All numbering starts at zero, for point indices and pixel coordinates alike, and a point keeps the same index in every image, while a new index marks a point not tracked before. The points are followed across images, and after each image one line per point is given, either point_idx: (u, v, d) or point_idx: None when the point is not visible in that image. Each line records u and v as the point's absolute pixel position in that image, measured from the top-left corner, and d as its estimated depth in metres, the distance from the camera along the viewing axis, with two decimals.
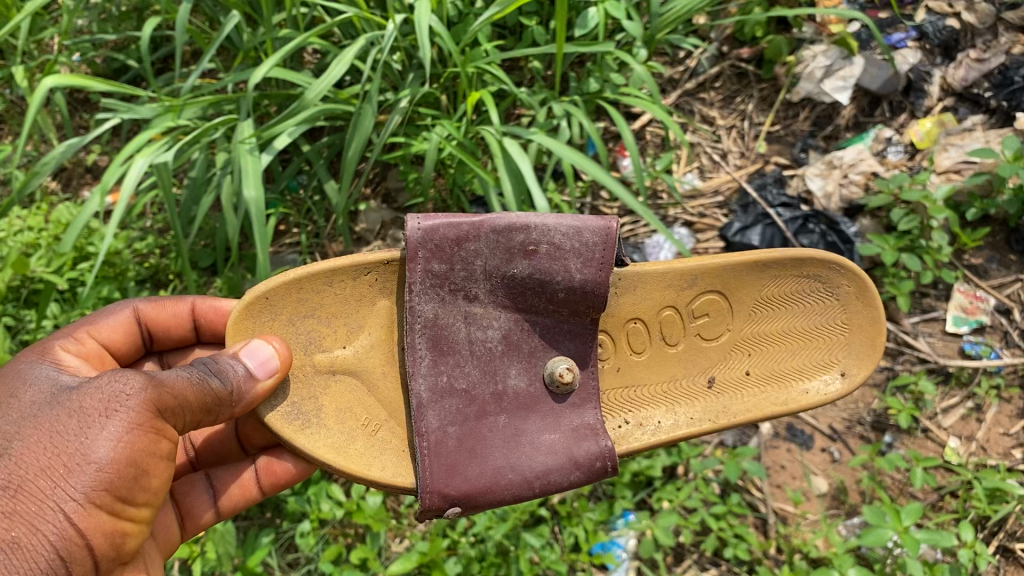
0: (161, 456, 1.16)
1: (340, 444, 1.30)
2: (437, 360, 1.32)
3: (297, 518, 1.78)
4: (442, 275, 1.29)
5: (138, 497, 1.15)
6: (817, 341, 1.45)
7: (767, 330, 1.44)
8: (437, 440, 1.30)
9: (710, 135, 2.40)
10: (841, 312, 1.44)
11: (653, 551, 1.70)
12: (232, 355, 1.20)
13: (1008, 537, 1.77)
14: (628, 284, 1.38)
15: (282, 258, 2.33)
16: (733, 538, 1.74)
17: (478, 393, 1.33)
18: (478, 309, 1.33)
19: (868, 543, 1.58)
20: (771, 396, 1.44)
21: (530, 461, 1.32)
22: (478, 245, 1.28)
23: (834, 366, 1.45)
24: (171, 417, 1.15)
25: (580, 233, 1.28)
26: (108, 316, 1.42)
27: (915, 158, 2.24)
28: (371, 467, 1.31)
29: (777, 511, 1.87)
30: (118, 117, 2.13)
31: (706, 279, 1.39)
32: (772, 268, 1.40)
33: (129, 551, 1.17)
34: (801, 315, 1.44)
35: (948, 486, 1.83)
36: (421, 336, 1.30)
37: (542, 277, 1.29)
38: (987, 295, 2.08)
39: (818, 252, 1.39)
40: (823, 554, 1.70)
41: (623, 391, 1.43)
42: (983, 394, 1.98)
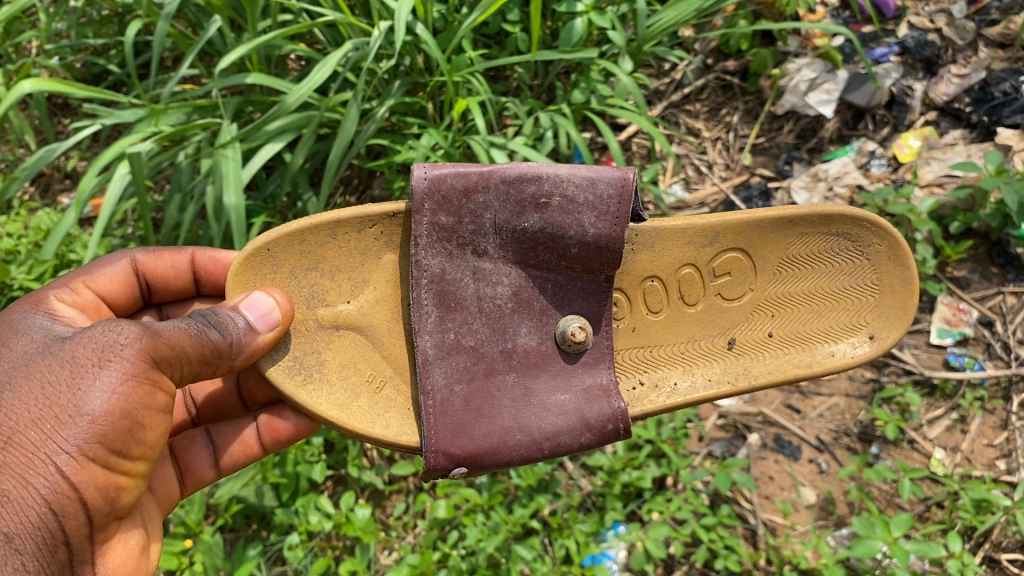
0: (157, 409, 1.14)
1: (343, 401, 1.29)
2: (444, 316, 1.30)
3: (285, 530, 1.75)
4: (450, 228, 1.28)
5: (134, 450, 1.12)
6: (844, 303, 1.45)
7: (791, 291, 1.44)
8: (443, 399, 1.28)
9: (695, 147, 2.41)
10: (871, 272, 1.43)
11: (645, 562, 1.70)
12: (233, 306, 1.18)
13: (993, 547, 1.79)
14: (645, 241, 1.39)
15: None
16: (723, 549, 1.73)
17: (486, 351, 1.32)
18: (487, 265, 1.32)
19: (858, 555, 1.58)
20: (793, 358, 1.44)
21: (539, 422, 1.31)
22: (487, 196, 1.27)
23: (862, 330, 1.45)
24: (167, 368, 1.13)
25: (594, 184, 1.26)
26: (106, 266, 1.40)
27: (898, 171, 2.27)
28: (375, 424, 1.30)
29: (766, 522, 1.88)
30: (98, 123, 2.09)
31: (725, 238, 1.40)
32: (797, 225, 1.40)
33: (124, 507, 1.14)
34: (829, 275, 1.43)
35: (934, 497, 1.85)
36: (428, 291, 1.29)
37: (554, 231, 1.28)
38: (969, 307, 2.10)
39: (845, 208, 1.39)
40: (812, 565, 1.70)
41: (638, 351, 1.44)
42: (967, 406, 2.01)
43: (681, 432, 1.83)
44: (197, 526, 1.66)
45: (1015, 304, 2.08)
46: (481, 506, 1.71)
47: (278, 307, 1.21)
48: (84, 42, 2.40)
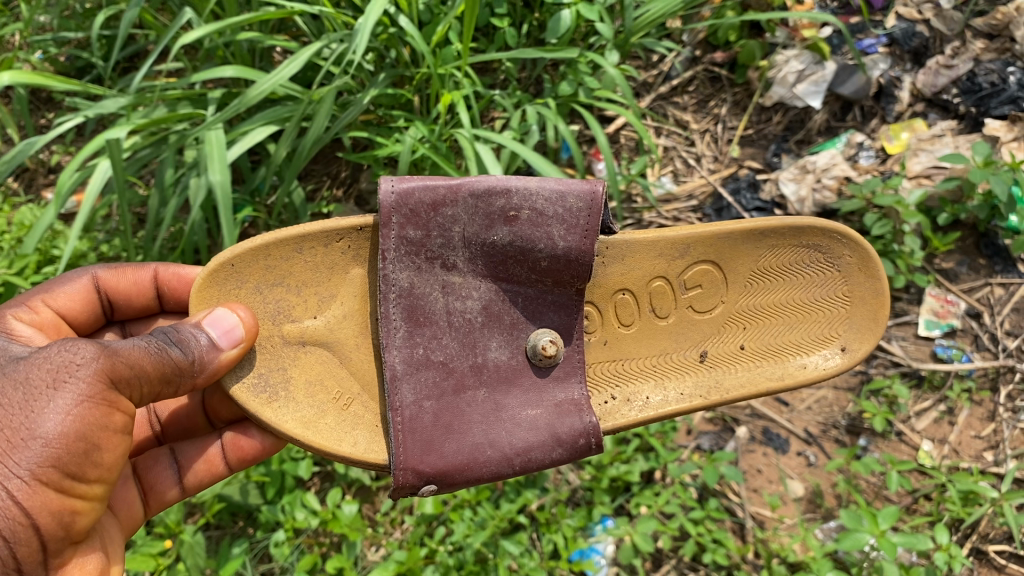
0: (114, 429, 1.12)
1: (309, 418, 1.28)
2: (412, 331, 1.29)
3: (270, 527, 1.74)
4: (418, 242, 1.27)
5: (90, 473, 1.11)
6: (816, 315, 1.44)
7: (762, 303, 1.43)
8: (412, 415, 1.27)
9: (683, 139, 2.41)
10: (843, 284, 1.43)
11: (632, 557, 1.69)
12: (196, 322, 1.17)
13: (981, 539, 1.79)
14: (615, 253, 1.38)
15: None
16: (711, 543, 1.73)
17: (456, 365, 1.31)
18: (456, 279, 1.30)
19: (846, 548, 1.57)
20: (766, 371, 1.43)
21: (510, 437, 1.30)
22: (456, 210, 1.26)
23: (834, 341, 1.45)
24: (125, 388, 1.12)
25: (563, 198, 1.25)
26: (66, 283, 1.39)
27: (886, 163, 2.26)
28: (342, 442, 1.29)
29: (754, 515, 1.88)
30: (79, 116, 2.06)
31: (696, 250, 1.39)
32: (769, 238, 1.40)
33: (80, 530, 1.13)
34: (801, 286, 1.43)
35: (922, 489, 1.85)
36: (396, 306, 1.28)
37: (523, 244, 1.27)
38: (957, 299, 2.10)
39: (815, 219, 1.39)
40: (801, 558, 1.70)
41: (610, 364, 1.42)
42: (955, 398, 2.01)
43: (670, 426, 1.84)
44: (178, 526, 1.64)
45: (1002, 296, 2.09)
46: (469, 502, 1.70)
47: (242, 323, 1.20)
48: (64, 35, 2.37)
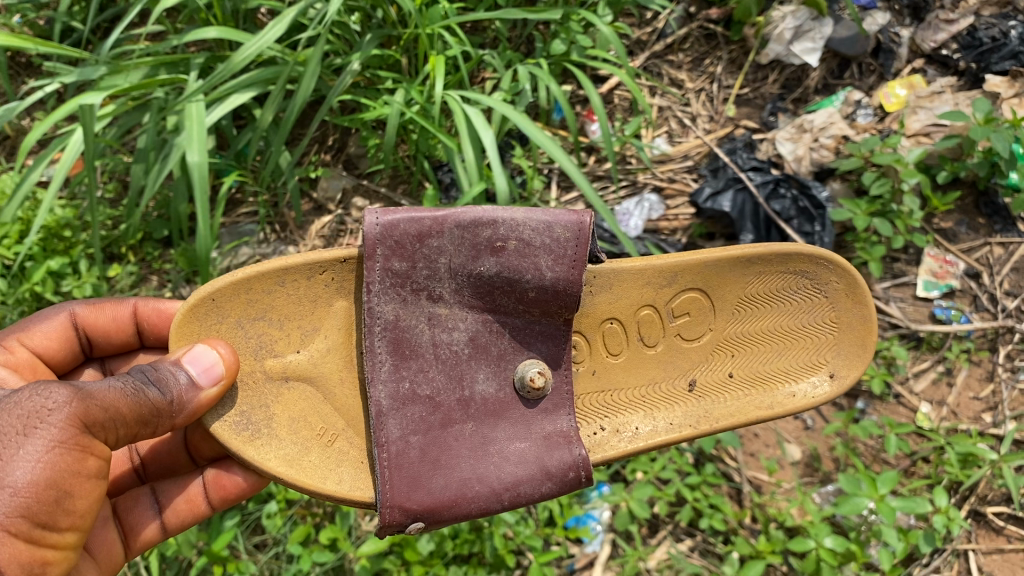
0: (88, 475, 1.04)
1: (292, 456, 1.20)
2: (399, 364, 1.20)
3: (263, 498, 1.71)
4: (403, 273, 1.19)
5: (60, 522, 1.02)
6: (803, 342, 1.38)
7: (750, 330, 1.37)
8: (398, 451, 1.19)
9: (678, 99, 2.35)
10: (830, 310, 1.37)
11: (628, 523, 1.68)
12: (175, 361, 1.10)
13: (979, 501, 1.78)
14: (603, 282, 1.31)
15: (240, 229, 2.23)
16: (708, 508, 1.73)
17: (443, 399, 1.22)
18: (442, 310, 1.22)
19: (844, 512, 1.56)
20: (755, 400, 1.37)
21: (498, 472, 1.22)
22: (442, 240, 1.19)
23: (822, 367, 1.39)
24: (100, 432, 1.03)
25: (550, 229, 1.19)
26: (43, 321, 1.35)
27: (885, 121, 2.21)
28: (326, 479, 1.21)
29: (751, 480, 1.86)
30: (56, 81, 2.00)
31: (685, 277, 1.32)
32: (756, 265, 1.33)
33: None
34: (788, 313, 1.37)
35: (920, 452, 1.83)
36: (382, 339, 1.19)
37: (510, 275, 1.20)
38: (956, 259, 2.07)
39: (802, 247, 1.32)
40: (798, 523, 1.69)
41: (599, 396, 1.35)
42: (954, 358, 1.99)
43: None
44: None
45: (1002, 256, 2.06)
46: None
47: (222, 361, 1.12)
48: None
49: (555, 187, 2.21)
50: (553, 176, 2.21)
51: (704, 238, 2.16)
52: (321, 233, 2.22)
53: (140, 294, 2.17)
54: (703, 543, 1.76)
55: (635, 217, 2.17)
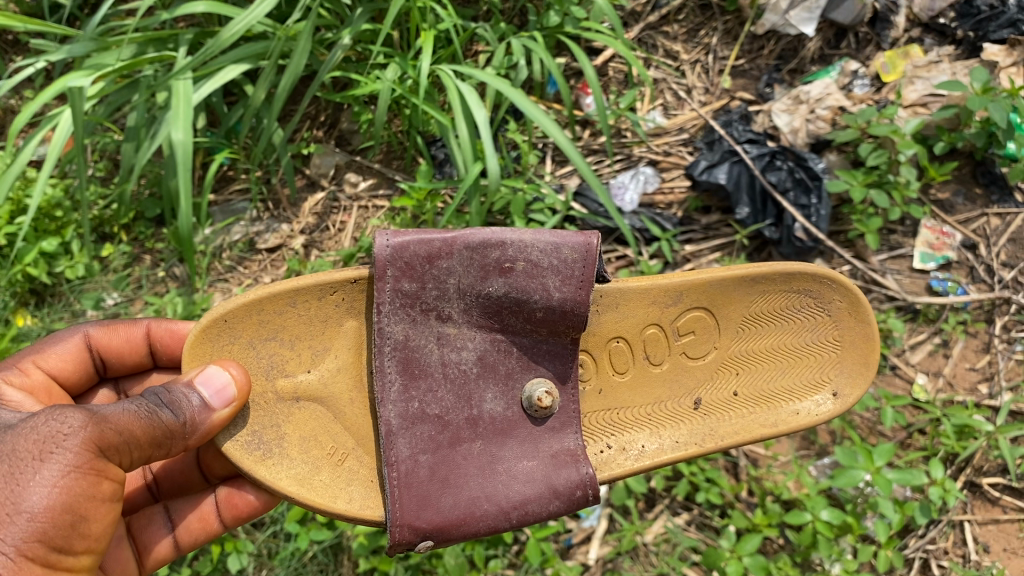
0: (103, 499, 1.02)
1: (304, 475, 1.18)
2: (408, 384, 1.20)
3: None
4: (413, 294, 1.18)
5: (76, 545, 1.00)
6: (807, 360, 1.37)
7: (754, 348, 1.36)
8: (407, 470, 1.17)
9: (674, 71, 2.33)
10: (833, 328, 1.37)
11: (624, 499, 1.68)
12: (187, 381, 1.08)
13: (975, 472, 1.78)
14: (609, 301, 1.30)
15: (232, 207, 2.21)
16: (704, 482, 1.73)
17: (451, 419, 1.21)
18: (450, 330, 1.21)
19: (840, 485, 1.56)
20: (760, 418, 1.35)
21: (506, 491, 1.20)
22: (451, 262, 1.18)
23: (825, 386, 1.38)
24: (115, 454, 1.02)
25: (558, 250, 1.18)
26: (58, 343, 1.34)
27: (882, 91, 2.19)
28: (337, 499, 1.19)
29: (748, 453, 1.83)
30: (44, 60, 1.97)
31: (688, 296, 1.32)
32: (760, 283, 1.32)
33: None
34: (791, 332, 1.36)
35: (916, 424, 1.83)
36: (391, 359, 1.19)
37: (519, 296, 1.19)
38: (953, 230, 2.06)
39: (804, 266, 1.32)
40: (794, 496, 1.69)
41: (606, 413, 1.33)
42: (950, 330, 1.98)
43: None
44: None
45: (999, 226, 2.05)
46: None
47: (234, 382, 1.10)
48: None
49: (550, 162, 2.19)
50: (548, 150, 2.20)
51: (700, 211, 2.14)
52: (314, 210, 2.20)
53: (133, 274, 2.15)
54: (699, 517, 1.76)
55: (631, 191, 2.14)
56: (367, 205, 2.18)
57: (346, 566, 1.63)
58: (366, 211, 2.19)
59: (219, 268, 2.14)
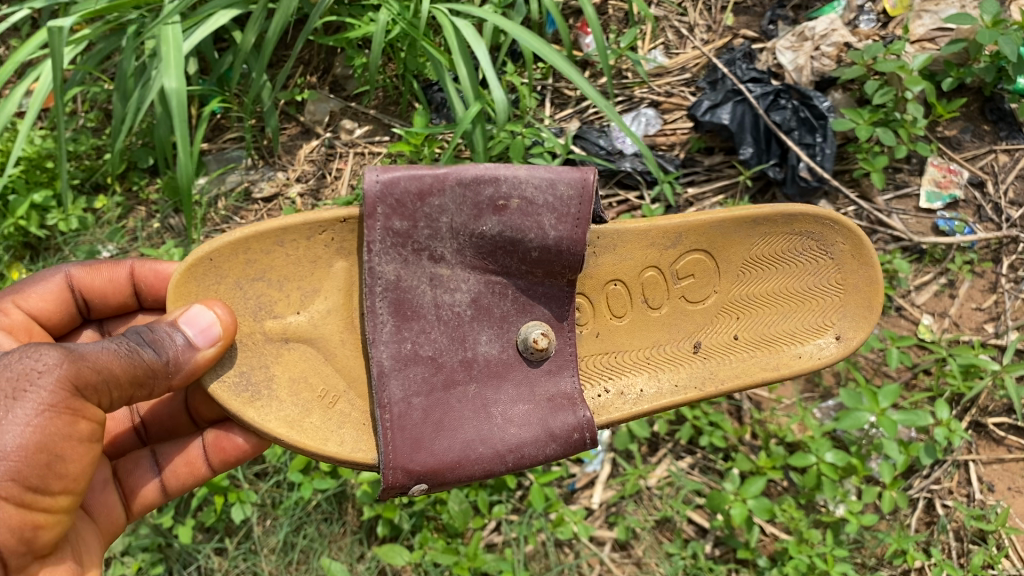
0: (81, 439, 1.02)
1: (294, 417, 1.16)
2: (401, 325, 1.17)
3: None
4: (405, 233, 1.15)
5: (55, 486, 1.00)
6: (808, 304, 1.35)
7: (755, 292, 1.34)
8: (400, 412, 1.15)
9: (675, 9, 2.28)
10: (836, 271, 1.34)
11: (628, 443, 1.68)
12: (169, 322, 1.06)
13: (980, 412, 1.76)
14: (606, 243, 1.27)
15: (226, 155, 2.18)
16: (708, 426, 1.71)
17: (445, 360, 1.19)
18: (444, 271, 1.19)
19: (845, 426, 1.55)
20: (760, 361, 1.33)
21: (502, 433, 1.19)
22: (443, 199, 1.15)
23: (828, 330, 1.36)
24: (95, 394, 1.01)
25: (553, 186, 1.16)
26: (39, 283, 1.32)
27: (888, 27, 2.13)
28: (328, 441, 1.17)
29: (752, 396, 1.81)
30: (26, 7, 1.92)
31: (687, 238, 1.29)
32: (761, 225, 1.30)
33: (41, 544, 1.02)
34: (793, 275, 1.33)
35: (921, 365, 1.80)
36: (383, 300, 1.16)
37: (512, 235, 1.17)
38: (960, 168, 2.02)
39: (806, 206, 1.30)
40: (798, 439, 1.68)
41: (603, 357, 1.32)
42: (956, 270, 1.96)
43: None
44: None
45: (1007, 163, 2.01)
46: None
47: (219, 322, 1.07)
48: None
49: (549, 105, 2.15)
50: (546, 92, 2.15)
51: (702, 152, 2.10)
52: (310, 158, 2.16)
53: (127, 226, 2.12)
54: (703, 460, 1.74)
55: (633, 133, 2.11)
56: (364, 151, 2.15)
57: (349, 516, 1.60)
58: (362, 157, 2.15)
59: (216, 218, 2.09)
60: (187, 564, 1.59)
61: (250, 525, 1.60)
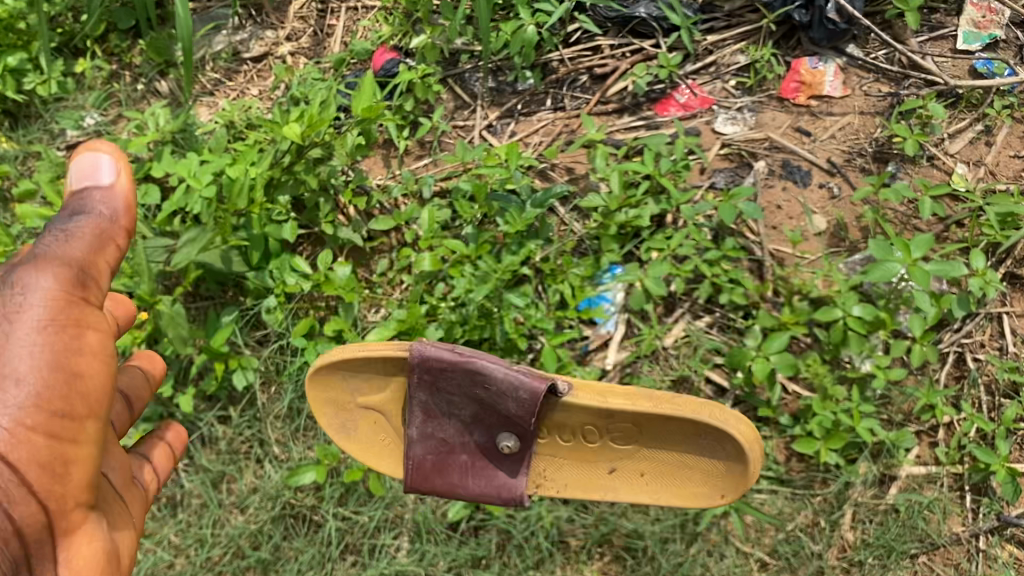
0: (93, 350, 0.92)
1: (355, 438, 1.24)
2: (426, 420, 1.14)
3: (261, 293, 1.52)
4: (425, 383, 1.10)
5: (79, 411, 0.91)
6: (699, 483, 1.15)
7: (646, 464, 1.15)
8: (415, 452, 1.16)
9: None
10: (721, 466, 1.13)
11: (644, 304, 1.55)
12: (76, 188, 0.93)
13: (1015, 263, 1.59)
14: (550, 403, 1.10)
15: (211, 12, 2.03)
16: (727, 284, 1.56)
17: (457, 442, 1.15)
18: (458, 398, 1.11)
19: (875, 280, 1.46)
20: (653, 480, 1.16)
21: (466, 482, 1.16)
22: (458, 377, 1.09)
23: (718, 490, 1.14)
24: (89, 294, 0.92)
25: (516, 394, 1.07)
26: None
27: None
28: (380, 462, 1.25)
29: (774, 254, 1.66)
30: None
31: (583, 411, 1.10)
32: (670, 426, 1.10)
33: (77, 488, 0.92)
34: (694, 454, 1.13)
35: (954, 216, 1.62)
36: (415, 412, 1.13)
37: (490, 403, 1.09)
38: (1002, 7, 1.84)
39: (694, 406, 1.07)
40: (824, 295, 1.53)
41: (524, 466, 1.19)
42: (995, 116, 1.73)
43: (682, 164, 1.61)
44: (152, 299, 1.39)
45: None
46: (469, 258, 1.54)
47: (105, 154, 0.93)
48: None
49: None
50: None
51: None
52: (300, 14, 2.01)
53: (109, 89, 1.98)
54: (722, 319, 1.60)
55: None
56: (357, 6, 1.98)
57: None
58: (355, 13, 1.99)
59: (205, 82, 1.97)
60: (189, 434, 1.50)
61: (252, 393, 1.50)
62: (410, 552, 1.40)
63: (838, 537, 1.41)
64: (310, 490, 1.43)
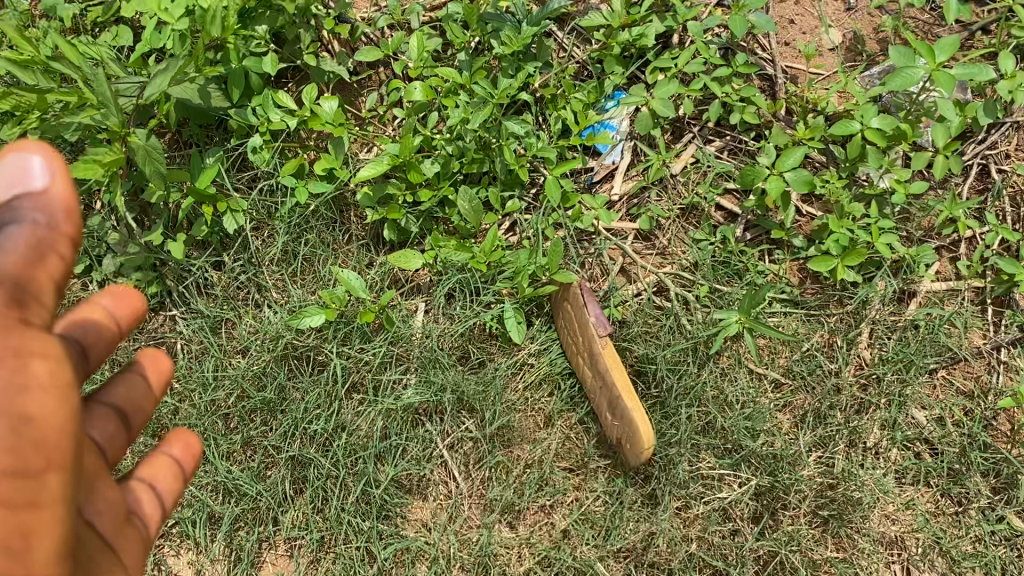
0: (41, 385, 0.80)
1: (575, 331, 1.33)
2: (568, 317, 1.33)
3: (246, 134, 1.45)
4: (562, 323, 1.36)
5: (32, 462, 0.78)
6: (625, 420, 1.27)
7: (608, 364, 1.27)
8: (572, 330, 1.34)
9: None
10: (632, 438, 1.27)
11: (652, 128, 1.44)
12: (1, 199, 0.80)
13: None
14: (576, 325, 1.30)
15: None
16: (739, 103, 1.44)
17: (580, 341, 1.32)
18: (574, 334, 1.33)
19: (895, 88, 1.34)
20: (608, 378, 1.28)
21: (589, 370, 1.32)
22: (561, 314, 1.35)
23: (626, 405, 1.26)
24: (27, 317, 0.81)
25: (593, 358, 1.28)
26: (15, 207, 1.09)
27: None
28: (586, 357, 1.33)
29: (786, 71, 1.54)
30: None
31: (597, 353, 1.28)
32: (616, 379, 1.27)
33: (43, 564, 0.76)
34: (624, 388, 1.26)
35: (979, 22, 1.50)
36: (569, 336, 1.34)
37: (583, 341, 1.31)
38: None
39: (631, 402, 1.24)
40: (840, 110, 1.44)
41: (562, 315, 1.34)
42: None
43: None
44: (124, 131, 1.28)
45: None
46: (462, 87, 1.42)
47: (36, 153, 0.79)
48: None
49: None
50: None
51: None
52: None
53: None
54: (733, 142, 1.50)
55: None
56: None
57: (353, 223, 1.45)
58: None
59: None
60: (182, 281, 1.45)
61: (244, 237, 1.43)
62: (418, 388, 1.37)
63: (854, 355, 1.38)
64: (312, 329, 1.39)
